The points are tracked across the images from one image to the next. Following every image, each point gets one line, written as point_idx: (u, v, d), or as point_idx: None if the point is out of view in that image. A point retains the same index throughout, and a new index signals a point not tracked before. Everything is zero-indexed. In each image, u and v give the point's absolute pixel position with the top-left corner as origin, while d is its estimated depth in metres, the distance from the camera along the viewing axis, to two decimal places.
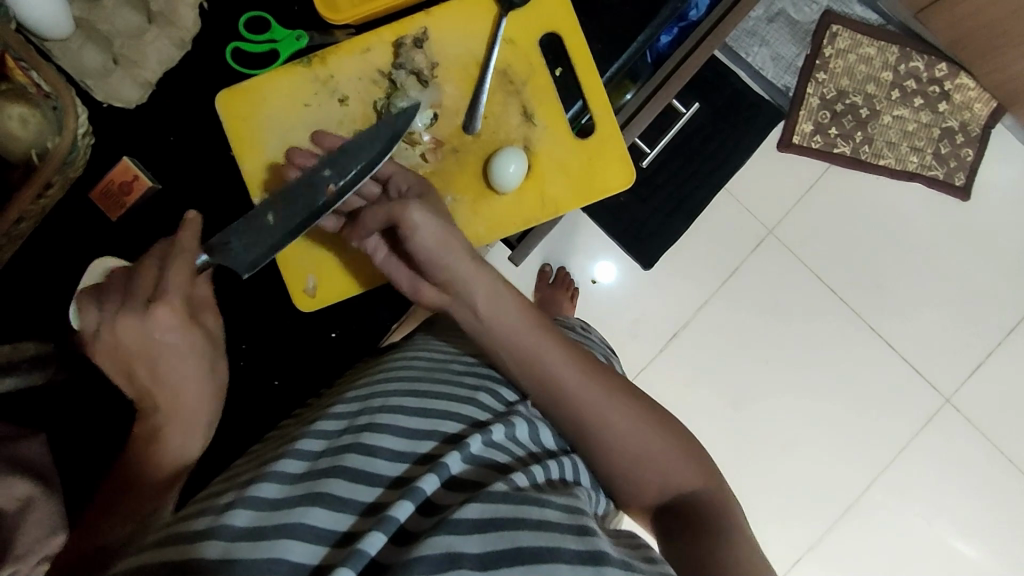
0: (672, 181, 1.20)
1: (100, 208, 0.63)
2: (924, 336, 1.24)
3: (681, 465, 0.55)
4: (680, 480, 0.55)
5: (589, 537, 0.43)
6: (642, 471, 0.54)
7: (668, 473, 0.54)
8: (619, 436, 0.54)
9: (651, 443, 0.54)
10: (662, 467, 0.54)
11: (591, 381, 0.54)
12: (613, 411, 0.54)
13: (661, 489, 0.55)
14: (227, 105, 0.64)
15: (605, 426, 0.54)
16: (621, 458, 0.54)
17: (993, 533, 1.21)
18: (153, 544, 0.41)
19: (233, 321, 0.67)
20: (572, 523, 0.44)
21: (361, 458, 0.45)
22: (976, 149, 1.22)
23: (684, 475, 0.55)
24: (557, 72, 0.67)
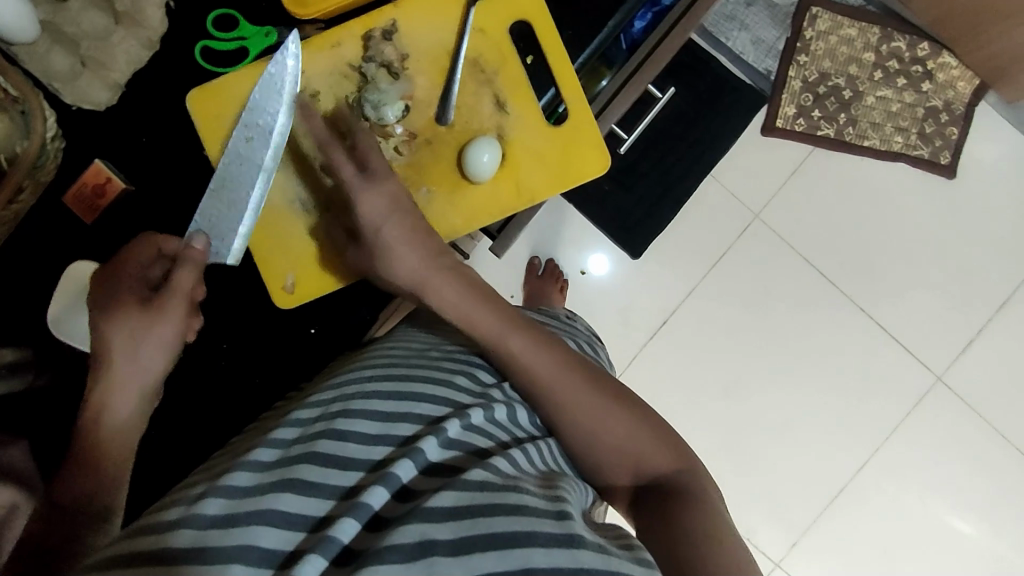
0: (656, 169, 1.20)
1: (74, 211, 0.64)
2: (914, 315, 1.24)
3: (655, 450, 0.55)
4: (654, 464, 0.54)
5: (567, 521, 0.42)
6: (612, 458, 0.55)
7: (640, 458, 0.55)
8: (586, 426, 0.54)
9: (618, 433, 0.54)
10: (633, 452, 0.55)
11: (554, 369, 0.55)
12: (578, 396, 0.54)
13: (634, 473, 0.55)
14: (199, 103, 0.63)
15: (572, 417, 0.54)
16: (591, 442, 0.55)
17: (988, 510, 1.22)
18: (127, 535, 0.41)
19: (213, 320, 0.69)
20: (553, 509, 0.43)
21: (333, 442, 0.45)
22: (960, 128, 1.22)
23: (658, 461, 0.55)
24: (528, 60, 0.68)
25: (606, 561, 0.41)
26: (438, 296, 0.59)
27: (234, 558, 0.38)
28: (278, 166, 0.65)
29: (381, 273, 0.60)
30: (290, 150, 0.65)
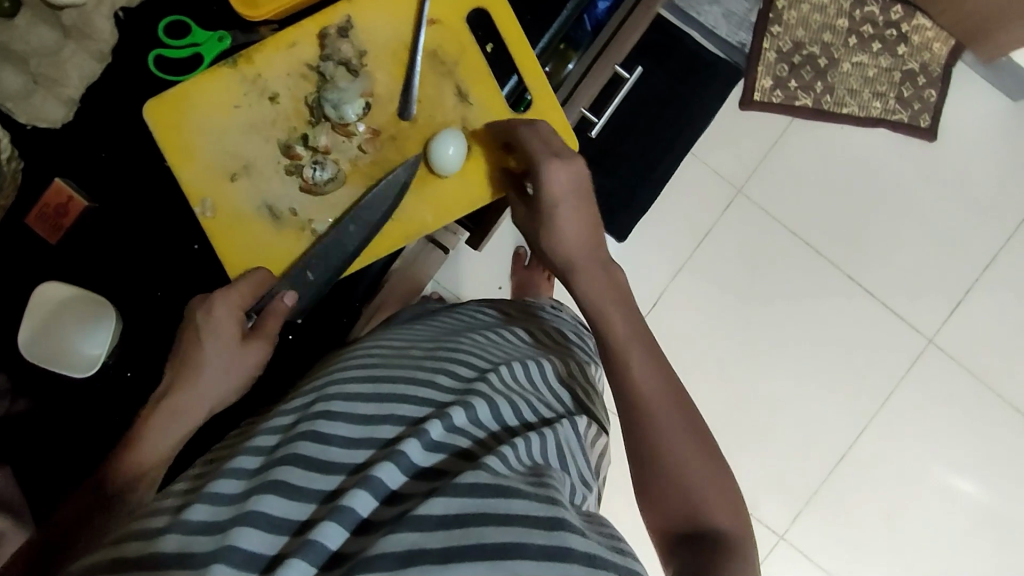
0: (636, 150, 1.19)
1: (36, 231, 0.63)
2: (902, 280, 1.24)
3: (710, 494, 0.50)
4: (707, 509, 0.49)
5: (561, 531, 0.40)
6: (662, 491, 0.51)
7: (693, 495, 0.50)
8: (649, 457, 0.51)
9: (682, 461, 0.51)
10: (687, 490, 0.50)
11: (666, 388, 0.54)
12: (669, 421, 0.52)
13: (679, 517, 0.50)
14: (156, 114, 0.62)
15: (641, 442, 0.52)
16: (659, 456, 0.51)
17: (987, 468, 1.23)
18: (109, 542, 0.41)
19: None
20: (544, 514, 0.41)
21: (313, 445, 0.45)
22: (937, 89, 1.21)
23: (711, 507, 0.50)
24: (488, 49, 0.66)
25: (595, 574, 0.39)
26: (587, 282, 0.60)
27: (216, 559, 0.37)
28: (244, 173, 0.64)
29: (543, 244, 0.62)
30: (253, 154, 0.64)
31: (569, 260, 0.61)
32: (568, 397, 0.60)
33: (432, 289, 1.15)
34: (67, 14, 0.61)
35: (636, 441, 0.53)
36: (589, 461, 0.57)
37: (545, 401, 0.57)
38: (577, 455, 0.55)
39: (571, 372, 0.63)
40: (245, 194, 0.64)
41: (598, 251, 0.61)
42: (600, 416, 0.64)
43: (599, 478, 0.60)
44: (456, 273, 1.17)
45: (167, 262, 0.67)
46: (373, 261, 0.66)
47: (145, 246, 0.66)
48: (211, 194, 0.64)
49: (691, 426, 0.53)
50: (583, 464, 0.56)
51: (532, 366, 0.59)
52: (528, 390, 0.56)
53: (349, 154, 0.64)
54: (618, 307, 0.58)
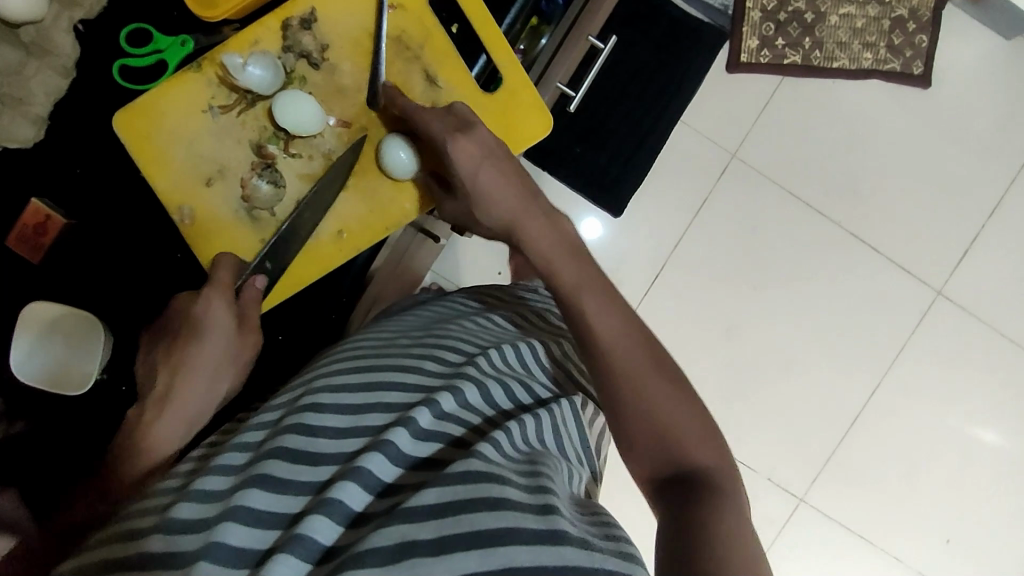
0: (625, 122, 1.16)
1: (20, 253, 0.64)
2: (905, 234, 1.22)
3: (691, 432, 0.48)
4: (689, 448, 0.47)
5: (552, 515, 0.40)
6: (641, 435, 0.49)
7: (674, 437, 0.48)
8: (624, 402, 0.49)
9: (658, 401, 0.49)
10: (666, 432, 0.48)
11: (625, 329, 0.51)
12: (631, 365, 0.50)
13: (662, 459, 0.48)
14: (127, 124, 0.62)
15: (612, 390, 0.50)
16: (636, 398, 0.49)
17: (1008, 414, 1.21)
18: (102, 541, 0.42)
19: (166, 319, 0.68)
20: (535, 502, 0.41)
21: (300, 438, 0.44)
22: (929, 34, 1.18)
23: (692, 444, 0.48)
24: (454, 29, 0.66)
25: (589, 557, 0.39)
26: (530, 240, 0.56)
27: (201, 556, 0.37)
28: (218, 176, 0.63)
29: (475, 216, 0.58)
30: (226, 156, 0.63)
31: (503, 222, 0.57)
32: (560, 376, 0.60)
33: (431, 281, 1.15)
34: (26, 31, 0.62)
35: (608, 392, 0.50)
36: (582, 437, 0.56)
37: (539, 383, 0.57)
38: (574, 433, 0.55)
39: (566, 352, 0.63)
40: (222, 199, 0.63)
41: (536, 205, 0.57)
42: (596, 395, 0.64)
43: (597, 457, 0.60)
44: (453, 262, 1.16)
45: (151, 270, 0.68)
46: (354, 255, 0.65)
47: (131, 256, 0.68)
48: (189, 201, 0.63)
49: (661, 368, 0.51)
50: (573, 436, 0.55)
51: (524, 347, 0.59)
52: (520, 373, 0.56)
53: (324, 148, 0.63)
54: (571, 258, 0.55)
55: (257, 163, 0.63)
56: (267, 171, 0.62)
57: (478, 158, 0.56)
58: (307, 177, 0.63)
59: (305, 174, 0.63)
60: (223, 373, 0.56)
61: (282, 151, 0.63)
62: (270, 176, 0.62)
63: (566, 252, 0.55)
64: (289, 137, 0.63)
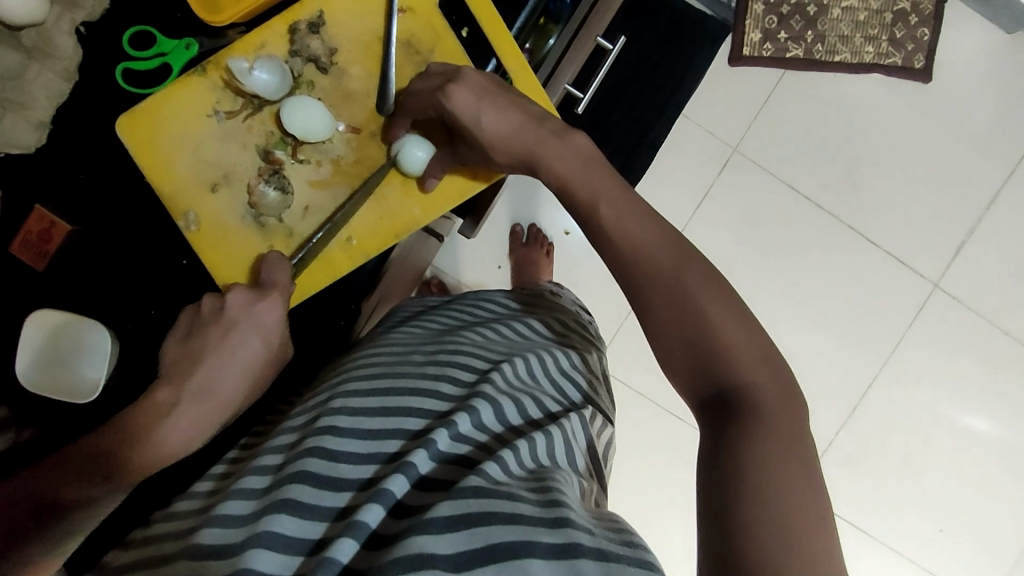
0: (629, 117, 1.14)
1: (23, 259, 0.63)
2: (904, 227, 1.22)
3: (740, 346, 0.46)
4: (737, 365, 0.45)
5: (565, 526, 0.40)
6: (685, 355, 0.47)
7: (721, 354, 0.46)
8: (667, 318, 0.48)
9: (704, 314, 0.47)
10: (713, 349, 0.46)
11: (659, 240, 0.50)
12: (661, 289, 0.48)
13: (709, 378, 0.46)
14: (130, 129, 0.61)
15: (653, 306, 0.49)
16: (672, 320, 0.48)
17: (1003, 405, 1.23)
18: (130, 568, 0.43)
19: (152, 304, 0.67)
20: (546, 515, 0.41)
21: (322, 463, 0.44)
22: (931, 28, 1.18)
23: (742, 362, 0.45)
24: (464, 33, 0.67)
25: (605, 568, 0.38)
26: (552, 171, 0.55)
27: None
28: (224, 182, 0.62)
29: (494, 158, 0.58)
30: (233, 162, 0.62)
31: (527, 160, 0.56)
32: (571, 392, 0.59)
33: (432, 275, 1.14)
34: (27, 35, 0.63)
35: (649, 312, 0.49)
36: (589, 455, 0.56)
37: (549, 397, 0.56)
38: (582, 446, 0.55)
39: (576, 366, 0.63)
40: (229, 205, 0.62)
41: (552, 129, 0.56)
42: (604, 407, 0.64)
43: (606, 469, 0.60)
44: (454, 256, 1.16)
45: (157, 279, 0.68)
46: (363, 261, 0.64)
47: (135, 264, 0.67)
48: (193, 207, 0.62)
49: (704, 277, 0.48)
50: (582, 447, 0.55)
51: (534, 361, 0.58)
52: (532, 388, 0.56)
53: (332, 154, 0.63)
54: (597, 178, 0.54)
55: (265, 168, 0.62)
56: (274, 177, 0.61)
57: (475, 99, 0.56)
58: (316, 184, 0.63)
59: (314, 181, 0.62)
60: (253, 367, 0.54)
61: (289, 157, 0.62)
62: (277, 182, 0.61)
63: (580, 165, 0.54)
64: (296, 143, 0.62)
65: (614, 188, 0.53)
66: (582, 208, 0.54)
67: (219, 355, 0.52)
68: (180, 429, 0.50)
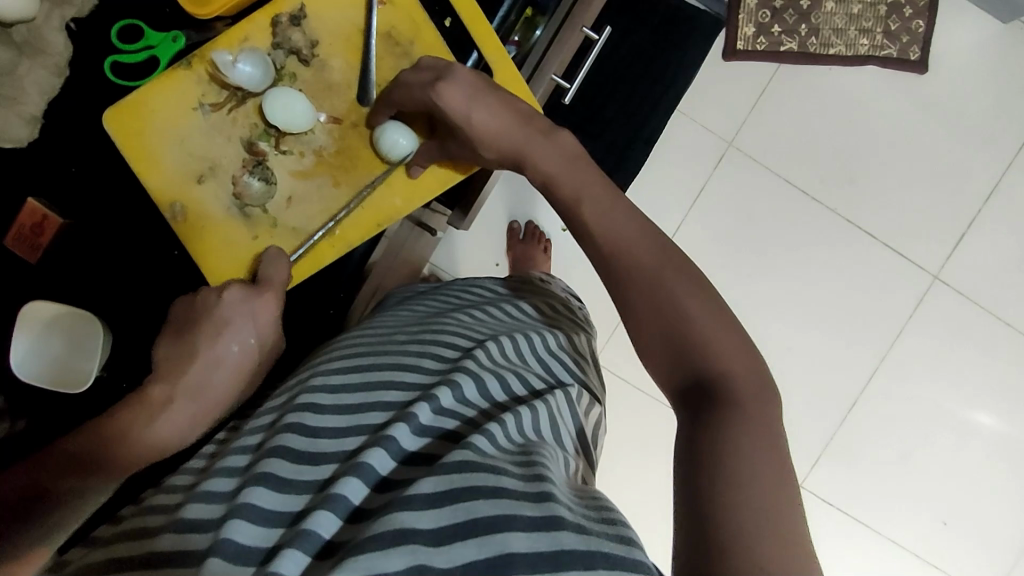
0: (624, 111, 1.14)
1: (16, 252, 0.65)
2: (902, 219, 1.22)
3: (717, 334, 0.46)
4: (715, 355, 0.46)
5: (547, 501, 0.40)
6: (661, 343, 0.48)
7: (699, 343, 0.46)
8: (644, 308, 0.48)
9: (680, 306, 0.47)
10: (691, 338, 0.46)
11: (636, 232, 0.51)
12: (638, 277, 0.49)
13: (685, 365, 0.46)
14: (118, 122, 0.62)
15: (630, 299, 0.49)
16: (648, 302, 0.48)
17: (1004, 398, 1.22)
18: (115, 539, 0.44)
19: (145, 294, 0.69)
20: (531, 490, 0.41)
21: (303, 438, 0.45)
22: (926, 19, 1.18)
23: (719, 346, 0.46)
24: (446, 24, 0.65)
25: (585, 541, 0.38)
26: (536, 162, 0.56)
27: (210, 553, 0.37)
28: (210, 174, 0.63)
29: (480, 148, 0.58)
30: (217, 154, 0.63)
31: (512, 150, 0.56)
32: (556, 368, 0.60)
33: (430, 271, 1.15)
34: (17, 31, 0.63)
35: (627, 302, 0.50)
36: (576, 429, 0.57)
37: (535, 375, 0.57)
38: (569, 426, 0.55)
39: (564, 346, 0.64)
40: (214, 197, 0.63)
41: (533, 124, 0.57)
42: (594, 387, 0.64)
43: (595, 447, 0.60)
44: (452, 253, 1.16)
45: (148, 268, 0.69)
46: (347, 250, 0.65)
47: (127, 254, 0.69)
48: (180, 198, 0.63)
49: (681, 267, 0.49)
50: (568, 426, 0.55)
51: (521, 340, 0.59)
52: (517, 365, 0.56)
53: (314, 145, 0.64)
54: (571, 169, 0.55)
55: (249, 160, 0.63)
56: (258, 168, 0.63)
57: (466, 98, 0.56)
58: (299, 174, 0.64)
59: (296, 172, 0.64)
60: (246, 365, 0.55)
61: (273, 148, 0.63)
62: (261, 173, 0.63)
63: (566, 164, 0.55)
64: (279, 134, 0.63)
65: (593, 180, 0.54)
66: (563, 203, 0.55)
67: (206, 360, 0.53)
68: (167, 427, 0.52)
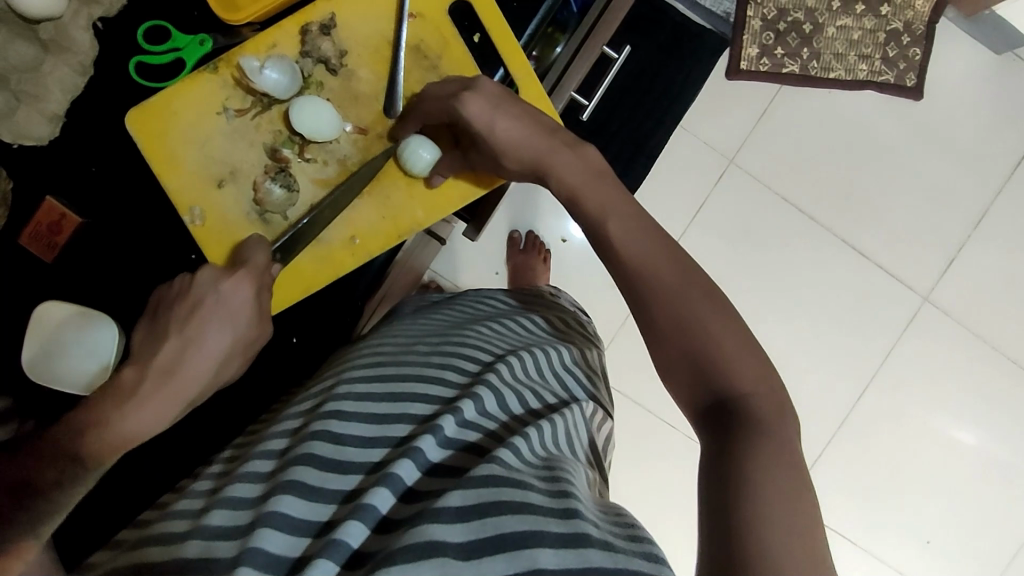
0: (628, 124, 1.16)
1: (32, 250, 0.64)
2: (894, 240, 1.24)
3: (738, 357, 0.47)
4: (737, 375, 0.46)
5: (574, 518, 0.40)
6: (684, 364, 0.48)
7: (721, 365, 0.47)
8: (666, 330, 0.49)
9: (703, 325, 0.48)
10: (713, 357, 0.47)
11: (658, 250, 0.52)
12: (662, 299, 0.50)
13: (709, 383, 0.47)
14: (140, 123, 0.62)
15: (654, 319, 0.50)
16: (671, 325, 0.49)
17: (987, 419, 1.25)
18: (135, 546, 0.45)
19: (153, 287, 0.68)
20: (557, 506, 0.41)
21: (329, 445, 0.45)
22: (923, 48, 1.20)
23: (740, 370, 0.47)
24: (475, 39, 0.66)
25: (612, 558, 0.39)
26: (559, 180, 0.56)
27: (241, 561, 0.37)
28: (231, 178, 0.63)
29: (505, 160, 0.58)
30: (239, 159, 0.63)
31: (534, 164, 0.57)
32: (570, 383, 0.61)
33: (429, 279, 1.16)
34: (43, 29, 0.63)
35: (649, 323, 0.50)
36: (589, 444, 0.57)
37: (551, 390, 0.57)
38: (584, 440, 0.56)
39: (577, 360, 0.64)
40: (235, 202, 0.63)
41: (557, 136, 0.57)
42: (604, 401, 0.65)
43: (605, 461, 0.61)
44: (452, 261, 1.17)
45: (164, 272, 0.68)
46: (366, 259, 0.65)
47: (142, 256, 0.68)
48: (200, 203, 0.63)
49: (705, 291, 0.49)
50: (583, 443, 0.56)
51: (537, 354, 0.59)
52: (534, 379, 0.57)
53: (339, 154, 0.64)
54: (595, 186, 0.55)
55: (271, 166, 0.63)
56: (281, 176, 0.62)
57: (489, 107, 0.56)
58: (321, 183, 0.64)
59: (318, 180, 0.64)
60: (235, 350, 0.55)
61: (296, 155, 0.63)
62: (283, 180, 0.62)
63: (586, 178, 0.56)
64: (304, 142, 0.63)
65: (618, 199, 0.55)
66: (586, 224, 0.55)
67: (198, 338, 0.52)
68: (144, 417, 0.49)
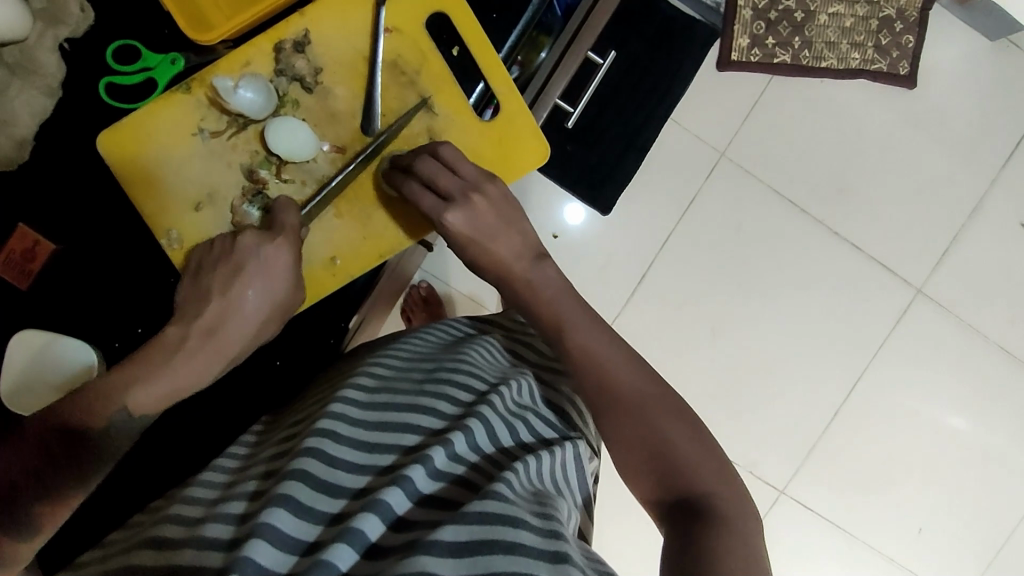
0: (617, 120, 1.15)
1: (7, 277, 0.64)
2: (887, 231, 1.23)
3: (700, 466, 0.51)
4: (701, 482, 0.50)
5: (563, 564, 0.40)
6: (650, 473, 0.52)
7: (686, 470, 0.51)
8: (632, 441, 0.53)
9: (670, 438, 0.52)
10: (679, 464, 0.51)
11: (631, 363, 0.56)
12: (631, 410, 0.53)
13: (673, 490, 0.51)
14: (114, 144, 0.61)
15: (623, 428, 0.53)
16: (642, 432, 0.52)
17: (982, 407, 1.25)
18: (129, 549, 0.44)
19: (129, 303, 0.67)
20: (548, 548, 0.41)
21: (322, 465, 0.45)
22: (916, 34, 1.18)
23: (703, 480, 0.50)
24: (454, 52, 0.68)
25: None
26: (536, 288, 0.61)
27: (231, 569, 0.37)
28: (208, 201, 0.62)
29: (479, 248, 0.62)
30: (215, 180, 0.62)
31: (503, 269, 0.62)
32: (558, 417, 0.60)
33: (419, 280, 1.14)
34: (10, 52, 0.65)
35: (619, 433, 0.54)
36: (577, 482, 0.56)
37: (541, 423, 0.57)
38: (572, 478, 0.55)
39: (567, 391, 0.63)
40: (212, 224, 0.62)
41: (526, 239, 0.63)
42: (592, 437, 0.64)
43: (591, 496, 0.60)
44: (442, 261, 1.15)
45: (141, 293, 0.67)
46: (348, 280, 0.65)
47: (119, 278, 0.67)
48: (176, 224, 0.62)
49: (675, 410, 0.54)
50: (571, 482, 0.55)
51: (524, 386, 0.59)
52: (524, 412, 0.56)
53: (317, 174, 0.62)
54: (574, 301, 0.59)
55: (250, 189, 0.62)
56: (258, 198, 0.61)
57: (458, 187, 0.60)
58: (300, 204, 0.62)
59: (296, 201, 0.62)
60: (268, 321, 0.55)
61: (273, 176, 0.62)
62: (261, 202, 0.61)
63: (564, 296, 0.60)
64: (281, 162, 0.62)
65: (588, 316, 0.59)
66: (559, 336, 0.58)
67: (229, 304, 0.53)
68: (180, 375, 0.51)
